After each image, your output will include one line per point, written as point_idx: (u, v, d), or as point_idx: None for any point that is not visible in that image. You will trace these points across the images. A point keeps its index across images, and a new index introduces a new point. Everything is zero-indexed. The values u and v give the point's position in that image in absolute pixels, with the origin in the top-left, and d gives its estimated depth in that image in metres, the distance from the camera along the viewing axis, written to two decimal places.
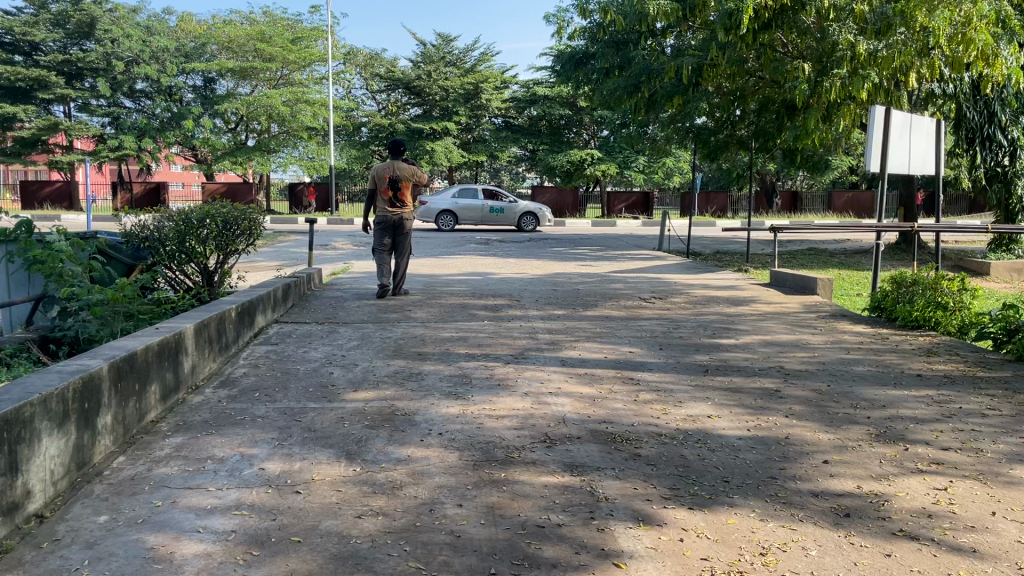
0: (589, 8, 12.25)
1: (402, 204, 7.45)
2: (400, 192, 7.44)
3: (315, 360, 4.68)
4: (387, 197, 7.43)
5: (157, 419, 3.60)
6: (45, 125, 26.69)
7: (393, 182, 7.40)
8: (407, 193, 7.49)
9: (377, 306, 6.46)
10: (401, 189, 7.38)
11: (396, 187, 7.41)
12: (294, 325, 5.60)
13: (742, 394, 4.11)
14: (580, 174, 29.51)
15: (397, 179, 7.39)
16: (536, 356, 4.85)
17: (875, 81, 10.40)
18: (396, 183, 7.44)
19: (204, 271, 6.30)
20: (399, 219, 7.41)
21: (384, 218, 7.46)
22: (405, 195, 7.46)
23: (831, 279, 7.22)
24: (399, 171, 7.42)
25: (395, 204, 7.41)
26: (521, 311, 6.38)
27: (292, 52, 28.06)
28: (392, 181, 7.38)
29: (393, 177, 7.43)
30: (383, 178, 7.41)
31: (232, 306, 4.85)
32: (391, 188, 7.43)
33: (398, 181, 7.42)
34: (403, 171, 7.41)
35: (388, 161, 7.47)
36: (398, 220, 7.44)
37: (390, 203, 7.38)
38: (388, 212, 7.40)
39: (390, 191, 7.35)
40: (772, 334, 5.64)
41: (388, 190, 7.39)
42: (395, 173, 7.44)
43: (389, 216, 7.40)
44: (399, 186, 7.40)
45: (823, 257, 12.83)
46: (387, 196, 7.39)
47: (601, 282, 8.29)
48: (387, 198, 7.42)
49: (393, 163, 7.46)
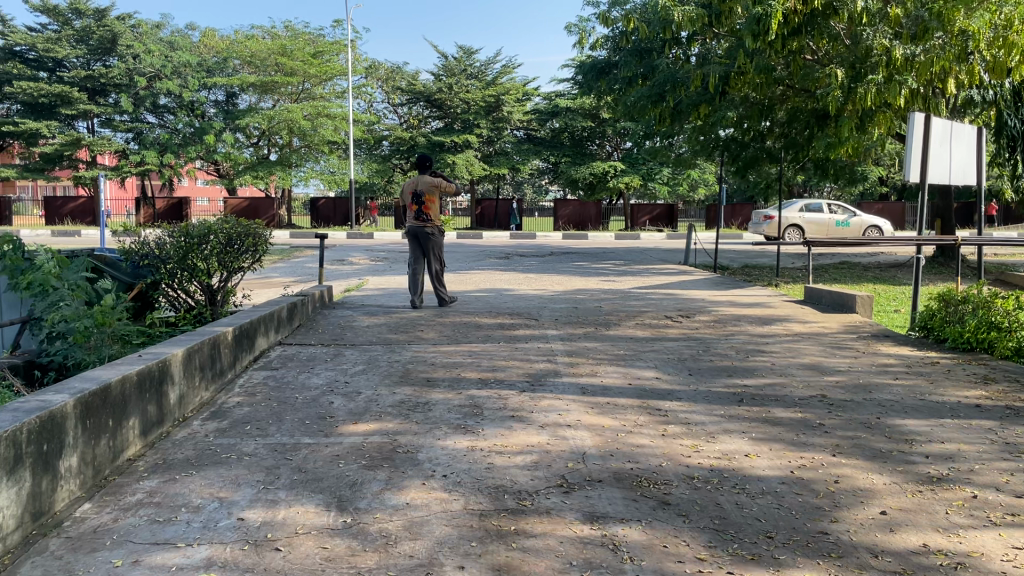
0: (611, 17, 11.94)
1: (426, 217, 7.25)
2: (424, 204, 7.25)
3: (316, 388, 4.34)
4: (412, 211, 7.30)
5: (136, 457, 3.28)
6: (67, 140, 26.72)
7: (416, 196, 7.25)
8: (432, 206, 7.27)
9: (386, 326, 6.13)
10: (422, 203, 7.20)
11: (418, 200, 7.25)
12: (297, 348, 5.27)
13: (781, 426, 3.72)
14: (603, 186, 29.10)
15: (418, 193, 7.23)
16: (554, 382, 4.48)
17: (913, 87, 9.95)
18: (420, 197, 7.28)
19: (207, 290, 6.03)
20: (423, 232, 7.22)
21: (413, 233, 7.33)
22: (429, 208, 7.26)
23: (870, 296, 6.76)
24: (420, 184, 7.24)
25: (418, 218, 7.24)
26: (539, 331, 6.01)
27: (314, 66, 27.90)
28: (413, 195, 7.23)
29: (416, 191, 7.27)
30: (407, 193, 7.30)
31: (229, 329, 4.54)
32: (415, 202, 7.29)
33: (421, 195, 7.25)
34: (424, 184, 7.23)
35: (413, 176, 7.35)
36: (424, 233, 7.26)
37: (413, 217, 7.24)
38: (413, 225, 7.26)
39: (411, 205, 7.22)
40: (809, 357, 5.22)
41: (411, 205, 7.27)
42: (418, 187, 7.28)
43: (414, 230, 7.25)
44: (421, 199, 7.23)
45: (856, 271, 12.34)
46: (411, 211, 7.27)
47: (624, 300, 7.88)
48: (413, 213, 7.29)
49: (418, 178, 7.33)
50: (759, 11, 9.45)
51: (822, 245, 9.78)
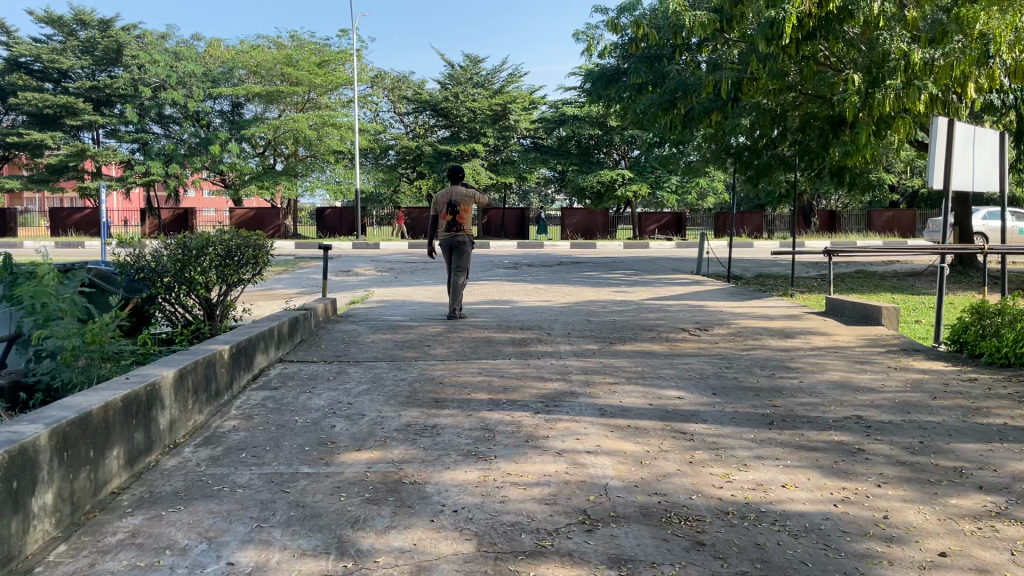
0: (621, 23, 11.73)
1: (460, 227, 7.25)
2: (458, 215, 7.25)
3: (316, 409, 4.08)
4: (446, 220, 7.29)
5: (120, 489, 3.03)
6: (72, 151, 26.67)
7: (450, 207, 7.25)
8: (466, 217, 7.28)
9: (392, 342, 5.87)
10: (457, 212, 7.19)
11: (453, 211, 7.25)
12: (298, 366, 5.02)
13: (817, 452, 3.46)
14: (610, 195, 28.88)
15: (453, 203, 7.23)
16: (571, 402, 4.22)
17: (933, 92, 9.70)
18: (455, 207, 7.29)
19: (205, 304, 5.78)
20: (456, 241, 7.20)
21: (445, 244, 7.31)
22: (463, 219, 7.25)
23: (897, 308, 6.47)
24: (455, 195, 7.25)
25: (452, 228, 7.23)
26: (551, 346, 5.76)
27: (319, 76, 27.80)
28: (448, 205, 7.24)
29: (450, 202, 7.28)
30: (441, 204, 7.30)
31: (226, 347, 4.30)
32: (449, 212, 7.28)
33: (455, 205, 7.25)
34: (459, 195, 7.25)
35: (449, 188, 7.37)
36: (458, 243, 7.24)
37: (447, 226, 7.21)
38: (446, 235, 7.25)
39: (445, 214, 7.22)
40: (840, 373, 4.94)
41: (446, 214, 7.25)
42: (453, 198, 7.29)
43: (448, 239, 7.24)
44: (456, 210, 7.22)
45: (873, 280, 12.07)
46: (445, 221, 7.25)
47: (639, 312, 7.62)
48: (446, 223, 7.27)
49: (453, 190, 7.35)
50: (773, 15, 9.25)
51: (841, 254, 9.51)
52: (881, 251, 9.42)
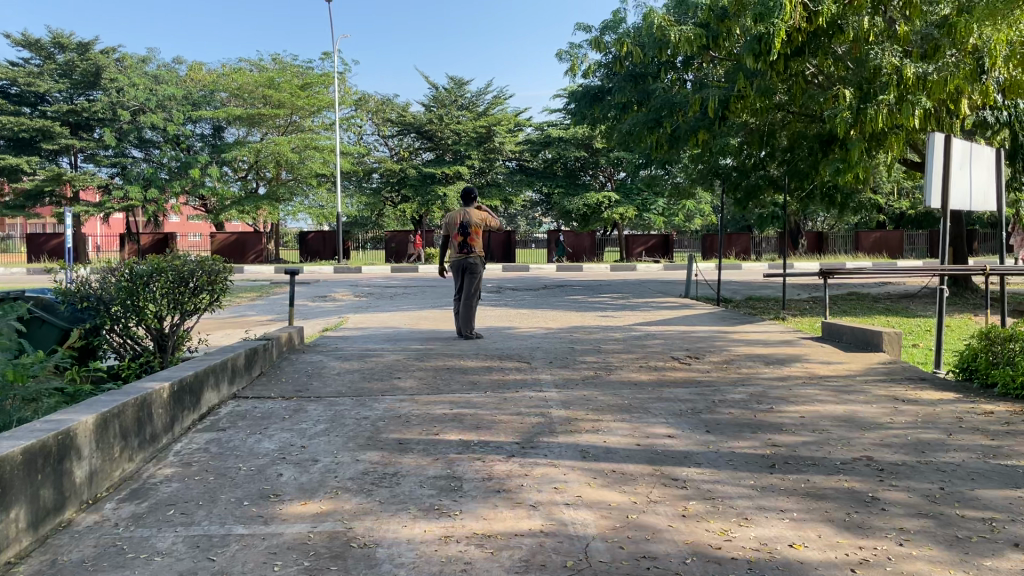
0: (604, 41, 11.45)
1: (472, 248, 7.13)
2: (469, 236, 7.13)
3: (264, 455, 3.65)
4: (458, 241, 7.20)
5: (19, 557, 2.59)
6: (48, 176, 26.12)
7: (462, 228, 7.14)
8: (477, 237, 7.14)
9: (358, 373, 5.43)
10: (467, 234, 7.10)
11: (464, 232, 7.15)
12: (253, 404, 4.57)
13: (828, 503, 3.04)
14: (597, 218, 28.55)
15: (464, 224, 7.15)
16: (549, 443, 3.79)
17: (927, 108, 9.39)
18: (467, 228, 7.19)
19: (156, 334, 5.33)
20: (467, 262, 7.10)
21: (457, 265, 7.22)
22: (474, 240, 7.15)
23: (898, 332, 6.09)
24: (467, 216, 7.14)
25: (463, 248, 7.12)
26: (531, 376, 5.34)
27: (302, 98, 27.40)
28: (460, 226, 7.13)
29: (463, 223, 7.17)
30: (454, 225, 7.21)
31: (165, 384, 3.86)
32: (461, 233, 7.18)
33: (467, 225, 7.14)
34: (471, 215, 7.13)
35: (462, 208, 7.27)
36: (469, 264, 7.13)
37: (457, 247, 7.14)
38: (458, 256, 7.15)
39: (456, 236, 7.12)
40: (843, 404, 4.53)
41: (457, 235, 7.18)
42: (465, 219, 7.18)
43: (459, 260, 7.14)
44: (466, 231, 7.13)
45: (866, 302, 11.76)
46: (455, 242, 7.17)
47: (625, 338, 7.20)
48: (457, 244, 7.18)
49: (465, 211, 7.26)
50: (761, 29, 8.98)
51: (834, 275, 9.17)
52: (876, 273, 9.08)
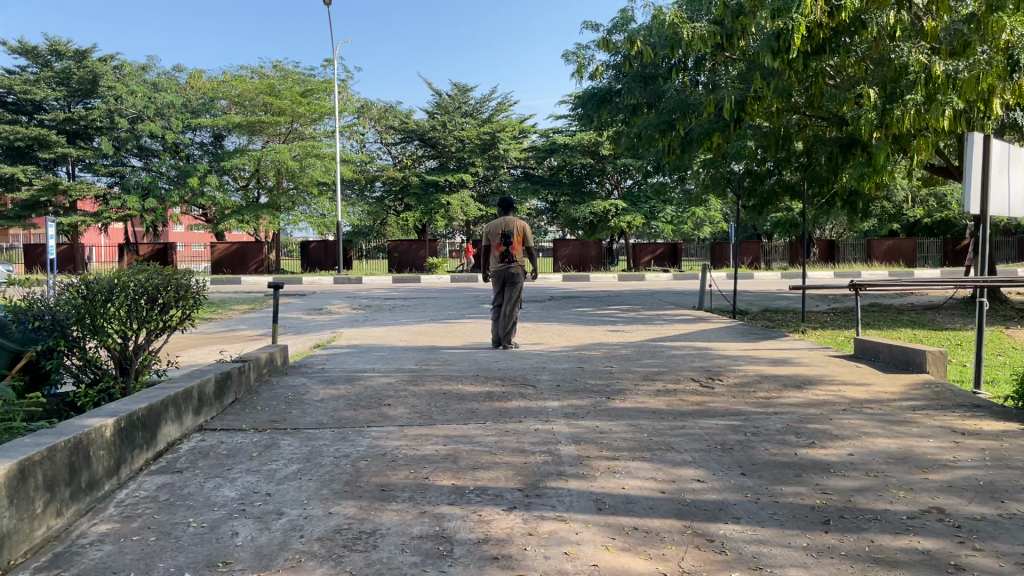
0: (611, 41, 10.89)
1: (513, 257, 7.40)
2: (511, 245, 7.41)
3: (221, 506, 3.09)
4: (499, 251, 7.44)
5: None
6: (45, 186, 25.64)
7: (504, 238, 7.40)
8: (519, 248, 7.43)
9: (344, 400, 4.86)
10: (510, 244, 7.36)
11: (506, 242, 7.41)
12: (219, 439, 4.01)
13: (904, 573, 2.45)
14: (603, 226, 27.95)
15: (507, 234, 7.41)
16: (558, 490, 3.21)
17: (958, 108, 8.76)
18: (508, 238, 7.44)
19: (117, 356, 4.78)
20: (509, 272, 7.37)
21: (498, 274, 7.43)
22: (516, 249, 7.41)
23: (944, 351, 5.49)
24: (511, 226, 7.43)
25: (505, 258, 7.37)
26: (537, 404, 4.77)
27: (302, 105, 26.78)
28: (503, 235, 7.39)
29: (504, 232, 7.45)
30: (494, 234, 7.46)
31: (109, 422, 3.31)
32: (502, 243, 7.45)
33: (509, 236, 7.40)
34: (514, 226, 7.42)
35: (502, 219, 7.54)
36: (510, 273, 7.39)
37: (501, 256, 7.36)
38: (500, 265, 7.39)
39: (499, 245, 7.37)
40: (896, 437, 3.94)
41: (499, 245, 7.40)
42: (507, 230, 7.45)
43: (501, 270, 7.40)
44: (509, 241, 7.38)
45: (889, 314, 11.20)
46: (497, 252, 7.40)
47: (638, 357, 6.62)
48: (499, 253, 7.42)
49: (507, 221, 7.53)
50: (779, 25, 8.36)
51: (866, 289, 8.55)
52: (912, 286, 8.42)
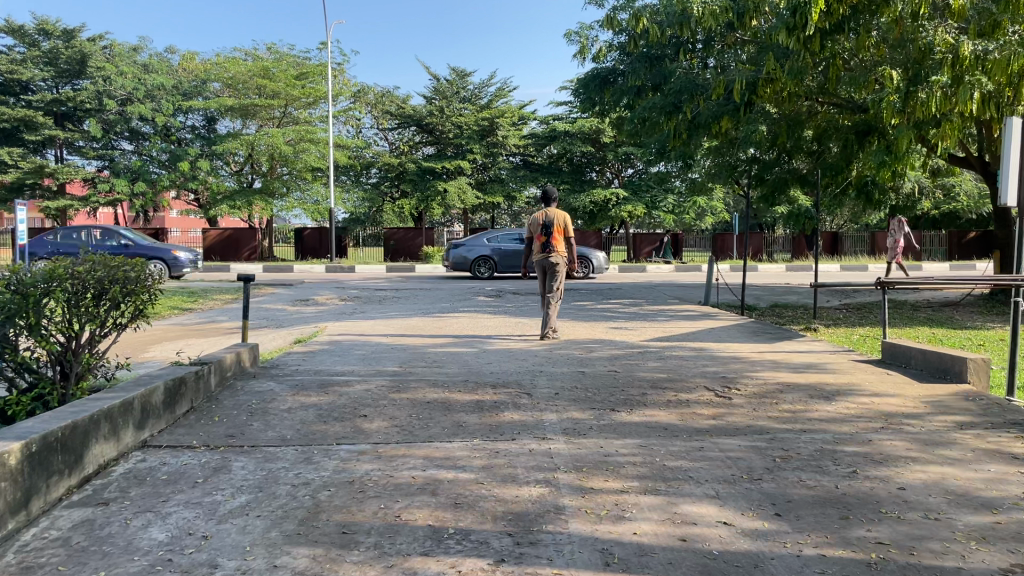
0: (617, 18, 10.25)
1: (553, 248, 7.29)
2: (551, 237, 7.30)
3: (144, 555, 2.52)
4: (540, 242, 7.36)
5: None
6: (30, 168, 24.99)
7: (545, 228, 7.31)
8: (560, 238, 7.32)
9: (314, 410, 4.30)
10: (550, 234, 7.24)
11: (546, 232, 7.30)
12: (160, 461, 3.44)
13: None
14: (603, 216, 27.31)
15: (547, 224, 7.31)
16: (556, 536, 2.64)
17: (988, 89, 8.10)
18: (549, 228, 7.33)
19: (55, 358, 4.19)
20: (549, 263, 7.27)
21: (540, 265, 7.36)
22: (557, 239, 7.30)
23: (986, 360, 4.93)
24: (551, 217, 7.31)
25: (546, 249, 7.28)
26: (534, 416, 4.22)
27: (296, 88, 25.92)
28: (542, 226, 7.30)
29: (546, 222, 7.35)
30: (536, 225, 7.38)
31: (16, 446, 2.73)
32: (543, 233, 7.35)
33: (549, 226, 7.31)
34: (554, 216, 7.32)
35: (541, 209, 7.46)
36: (550, 264, 7.30)
37: (541, 247, 7.27)
38: (541, 257, 7.31)
39: (539, 236, 7.29)
40: (947, 464, 3.39)
41: (540, 236, 7.31)
42: (547, 219, 7.34)
43: (542, 261, 7.32)
44: (549, 231, 7.29)
45: (905, 312, 10.60)
46: (538, 243, 7.32)
47: (644, 360, 6.06)
48: (540, 244, 7.33)
49: (549, 210, 7.43)
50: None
51: (888, 287, 7.96)
52: (936, 285, 7.87)
